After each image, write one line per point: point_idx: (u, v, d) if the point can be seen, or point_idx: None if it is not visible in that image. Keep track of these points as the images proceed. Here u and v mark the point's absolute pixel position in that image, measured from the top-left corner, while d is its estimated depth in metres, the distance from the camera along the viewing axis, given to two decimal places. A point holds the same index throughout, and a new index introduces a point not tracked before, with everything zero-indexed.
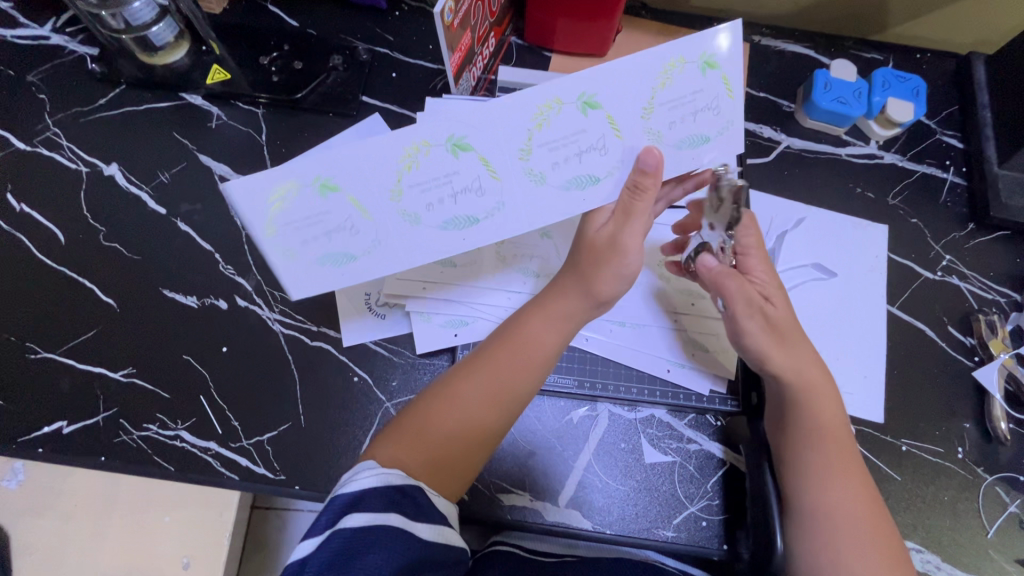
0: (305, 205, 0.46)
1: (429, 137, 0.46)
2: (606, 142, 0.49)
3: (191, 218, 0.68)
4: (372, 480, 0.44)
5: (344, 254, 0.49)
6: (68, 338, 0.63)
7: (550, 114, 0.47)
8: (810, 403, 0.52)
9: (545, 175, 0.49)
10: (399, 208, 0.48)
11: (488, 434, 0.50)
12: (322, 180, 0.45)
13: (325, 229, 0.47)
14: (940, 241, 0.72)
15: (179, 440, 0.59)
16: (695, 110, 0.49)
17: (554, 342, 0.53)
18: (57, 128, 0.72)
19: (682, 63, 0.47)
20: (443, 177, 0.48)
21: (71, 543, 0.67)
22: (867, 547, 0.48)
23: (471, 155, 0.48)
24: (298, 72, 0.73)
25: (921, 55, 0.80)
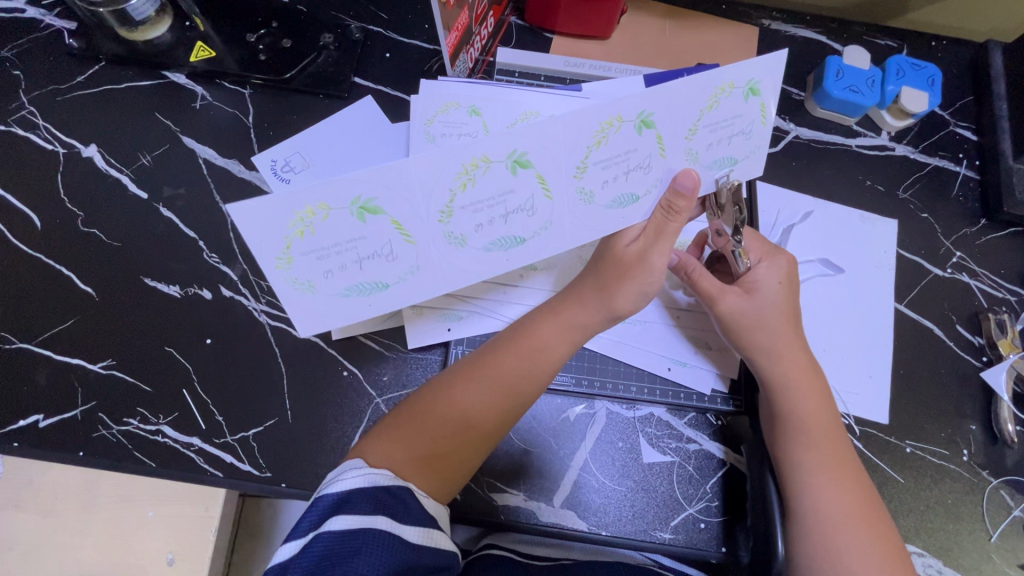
0: (340, 227, 0.45)
1: (488, 154, 0.44)
2: (652, 162, 0.49)
3: (174, 204, 0.65)
4: (360, 480, 0.43)
5: (372, 282, 0.49)
6: (45, 327, 0.61)
7: (608, 133, 0.45)
8: (795, 398, 0.52)
9: (593, 195, 0.50)
10: (446, 226, 0.48)
11: (488, 439, 0.49)
12: (359, 202, 0.44)
13: (353, 255, 0.47)
14: (950, 237, 0.70)
15: (161, 435, 0.57)
16: (728, 131, 0.49)
17: (564, 351, 0.52)
18: (33, 106, 0.68)
19: (730, 87, 0.47)
20: (499, 195, 0.47)
21: (53, 537, 0.66)
22: (864, 544, 0.46)
23: (530, 172, 0.46)
24: (287, 51, 0.70)
25: (936, 43, 0.77)
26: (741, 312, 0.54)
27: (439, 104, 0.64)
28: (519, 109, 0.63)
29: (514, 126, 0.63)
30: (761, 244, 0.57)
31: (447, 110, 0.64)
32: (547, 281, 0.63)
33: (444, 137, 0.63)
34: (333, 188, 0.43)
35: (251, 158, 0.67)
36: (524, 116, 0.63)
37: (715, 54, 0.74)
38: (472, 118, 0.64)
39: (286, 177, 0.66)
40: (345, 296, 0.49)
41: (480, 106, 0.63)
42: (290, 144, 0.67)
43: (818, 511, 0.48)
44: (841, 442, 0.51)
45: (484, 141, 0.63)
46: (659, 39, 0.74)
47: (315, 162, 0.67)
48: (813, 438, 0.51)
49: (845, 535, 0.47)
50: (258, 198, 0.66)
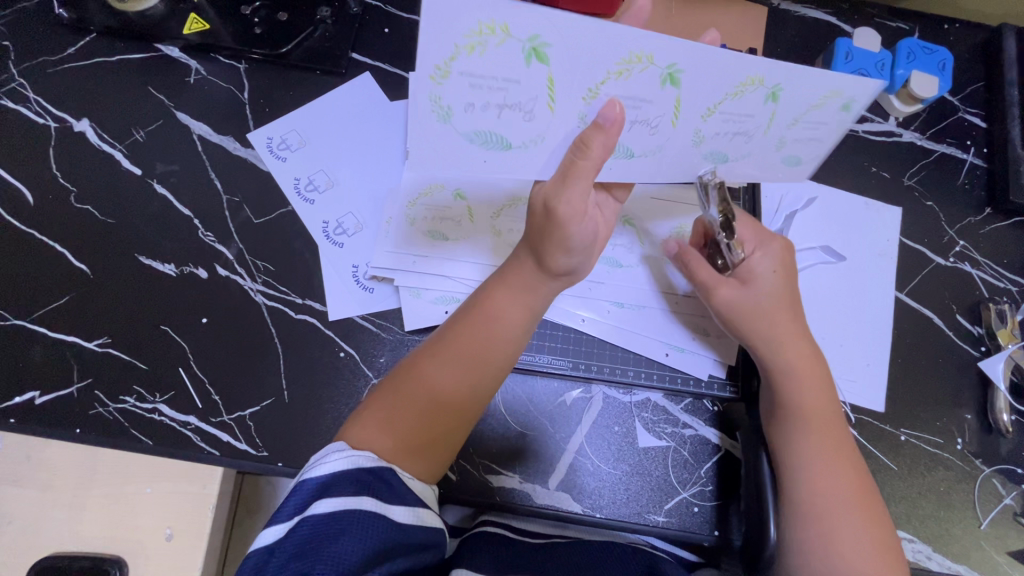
0: (498, 61, 0.38)
1: (655, 55, 0.38)
2: (753, 133, 0.46)
3: (168, 180, 0.64)
4: (341, 462, 0.42)
5: (500, 135, 0.43)
6: (39, 304, 0.60)
7: (744, 90, 0.42)
8: (797, 390, 0.52)
9: (705, 140, 0.46)
10: (581, 110, 0.42)
11: (466, 418, 0.50)
12: (535, 41, 0.37)
13: (497, 88, 0.40)
14: (954, 226, 0.69)
15: (158, 413, 0.57)
16: (815, 137, 0.46)
17: (518, 318, 0.52)
18: (22, 78, 0.67)
19: (838, 97, 0.43)
20: (637, 103, 0.42)
21: (50, 513, 0.66)
22: (856, 535, 0.47)
23: (673, 92, 0.41)
24: (283, 25, 0.68)
25: (949, 26, 0.75)
26: (737, 304, 0.55)
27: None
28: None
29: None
30: (752, 231, 0.57)
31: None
32: None
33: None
34: (524, 13, 0.35)
35: (246, 135, 0.66)
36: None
37: (722, 34, 0.72)
38: None
39: (282, 155, 0.65)
40: (467, 142, 0.43)
41: None
42: (286, 121, 0.66)
43: (811, 501, 0.48)
44: (842, 436, 0.51)
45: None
46: (665, 17, 0.72)
47: (311, 140, 0.66)
48: (811, 430, 0.51)
49: (838, 525, 0.47)
50: (252, 176, 0.65)
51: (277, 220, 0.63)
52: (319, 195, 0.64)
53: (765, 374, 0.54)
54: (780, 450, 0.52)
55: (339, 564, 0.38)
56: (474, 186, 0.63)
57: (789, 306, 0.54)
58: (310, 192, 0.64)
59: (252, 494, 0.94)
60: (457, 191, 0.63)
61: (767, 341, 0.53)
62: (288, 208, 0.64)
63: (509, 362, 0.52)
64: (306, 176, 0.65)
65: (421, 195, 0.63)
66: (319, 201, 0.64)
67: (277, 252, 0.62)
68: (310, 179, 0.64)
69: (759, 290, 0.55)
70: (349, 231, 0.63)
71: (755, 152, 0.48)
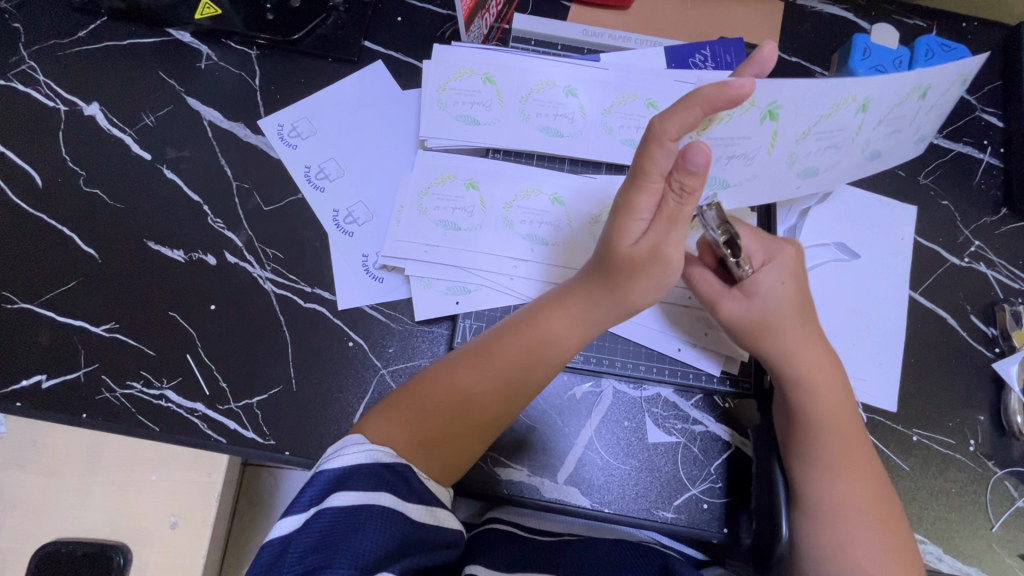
0: (741, 126, 0.45)
1: (855, 92, 0.45)
2: (895, 127, 0.50)
3: (178, 166, 0.64)
4: (359, 456, 0.42)
5: (720, 179, 0.51)
6: (48, 288, 0.60)
7: (840, 109, 0.46)
8: (812, 398, 0.50)
9: (799, 160, 0.51)
10: (794, 149, 0.50)
11: (497, 427, 0.49)
12: (773, 106, 0.44)
13: (732, 148, 0.47)
14: (969, 226, 0.68)
15: (164, 399, 0.57)
16: (897, 130, 0.50)
17: (570, 341, 0.50)
18: (33, 61, 0.66)
19: (920, 91, 0.47)
20: (836, 132, 0.49)
21: (55, 498, 0.65)
22: (874, 539, 0.47)
23: (863, 116, 0.47)
24: (295, 11, 0.67)
25: (967, 24, 0.74)
26: (742, 318, 0.52)
27: (453, 71, 0.64)
28: (537, 77, 0.64)
29: (528, 95, 0.63)
30: (760, 245, 0.54)
31: (460, 77, 0.64)
32: (556, 256, 0.60)
33: (456, 104, 0.63)
34: (767, 88, 0.43)
35: (257, 122, 0.65)
36: (540, 84, 0.63)
37: (738, 28, 0.72)
38: (486, 86, 0.64)
39: (293, 142, 0.64)
40: None
41: (494, 74, 0.63)
42: (297, 109, 0.66)
43: (824, 508, 0.48)
44: (856, 439, 0.50)
45: (497, 110, 0.63)
46: (679, 11, 0.72)
47: (323, 128, 0.65)
48: (824, 435, 0.50)
49: (851, 531, 0.47)
50: (263, 163, 0.64)
51: (289, 208, 0.63)
52: (331, 183, 0.63)
53: (779, 379, 0.52)
54: (793, 455, 0.51)
55: (356, 559, 0.37)
56: (486, 175, 0.63)
57: (804, 317, 0.52)
58: (320, 180, 0.63)
59: (255, 484, 0.93)
60: (469, 180, 0.62)
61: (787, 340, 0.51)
62: (298, 196, 0.63)
63: (547, 379, 0.51)
64: (317, 163, 0.64)
65: (433, 184, 0.62)
66: (329, 188, 0.63)
67: (286, 240, 0.62)
68: (320, 167, 0.64)
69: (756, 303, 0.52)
70: (359, 220, 0.62)
71: (899, 143, 0.52)
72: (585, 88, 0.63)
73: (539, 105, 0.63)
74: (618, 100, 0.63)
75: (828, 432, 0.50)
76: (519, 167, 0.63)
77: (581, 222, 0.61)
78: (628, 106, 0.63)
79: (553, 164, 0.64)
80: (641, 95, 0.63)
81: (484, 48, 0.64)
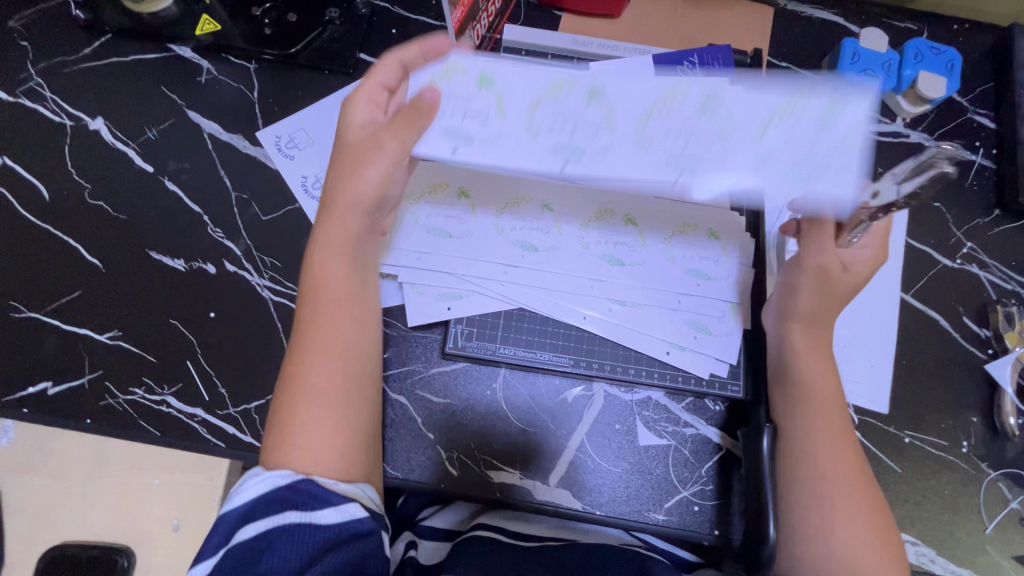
0: (570, 104, 0.48)
1: (680, 89, 0.47)
2: (763, 135, 0.47)
3: (179, 177, 0.66)
4: (259, 485, 0.44)
5: (575, 147, 0.48)
6: (54, 297, 0.62)
7: (672, 100, 0.47)
8: (805, 369, 0.53)
9: (652, 146, 0.48)
10: (639, 131, 0.48)
11: (337, 412, 0.47)
12: (595, 89, 0.48)
13: (569, 126, 0.48)
14: (961, 227, 0.68)
15: (166, 405, 0.58)
16: (792, 146, 0.47)
17: (336, 274, 0.51)
18: (40, 78, 0.68)
19: (725, 96, 0.47)
20: (683, 127, 0.47)
21: (62, 502, 0.67)
22: (857, 513, 0.48)
23: (606, 107, 0.48)
24: (292, 25, 0.69)
25: (958, 26, 0.74)
26: (826, 282, 0.55)
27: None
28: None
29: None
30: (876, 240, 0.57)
31: None
32: (546, 262, 0.62)
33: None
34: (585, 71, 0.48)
35: (255, 134, 0.67)
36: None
37: (727, 35, 0.73)
38: None
39: (290, 153, 0.66)
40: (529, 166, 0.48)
41: None
42: (294, 121, 0.67)
43: (814, 473, 0.49)
44: (843, 415, 0.52)
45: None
46: (669, 20, 0.73)
47: (319, 139, 0.67)
48: (812, 410, 0.52)
49: (835, 508, 0.48)
50: (261, 174, 0.66)
51: (286, 217, 0.64)
52: None
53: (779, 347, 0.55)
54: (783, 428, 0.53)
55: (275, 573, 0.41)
56: (480, 177, 0.64)
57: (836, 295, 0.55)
58: (317, 190, 0.65)
59: None
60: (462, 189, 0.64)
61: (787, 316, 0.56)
62: (295, 206, 0.65)
63: (350, 348, 0.50)
64: (313, 174, 0.66)
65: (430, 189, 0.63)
66: None
67: (284, 248, 0.63)
68: (316, 178, 0.65)
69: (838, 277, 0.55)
70: None
71: (808, 172, 0.47)
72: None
73: None
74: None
75: (817, 404, 0.52)
76: (508, 173, 0.64)
77: (571, 230, 0.63)
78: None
79: (543, 171, 0.65)
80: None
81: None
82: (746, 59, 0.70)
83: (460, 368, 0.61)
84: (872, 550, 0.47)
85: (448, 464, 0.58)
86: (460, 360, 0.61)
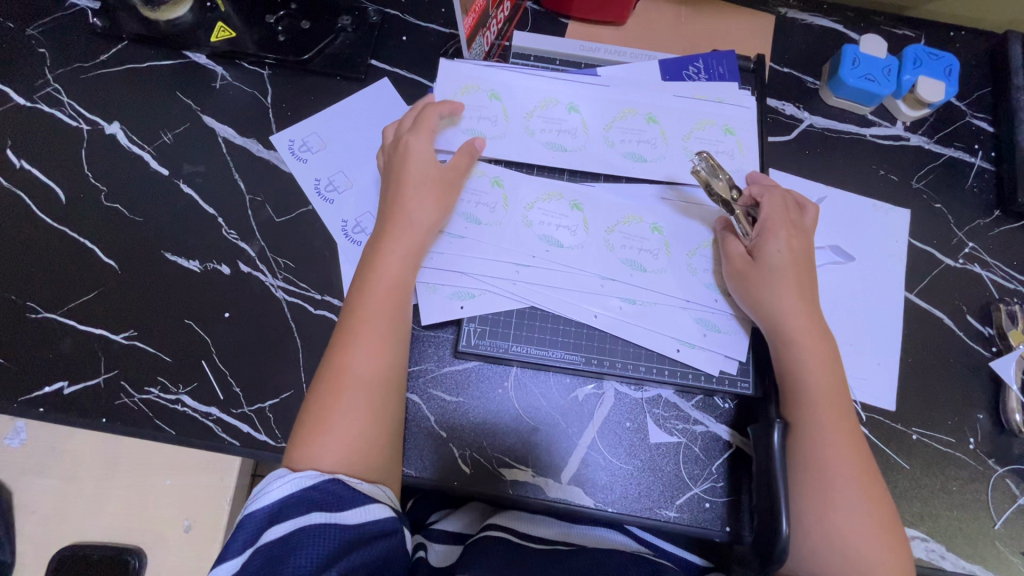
0: (557, 209, 0.64)
1: (637, 214, 0.65)
2: (660, 253, 0.64)
3: (194, 180, 0.67)
4: (285, 488, 0.45)
5: (554, 244, 0.63)
6: (70, 298, 0.62)
7: (632, 223, 0.65)
8: (808, 367, 0.54)
9: (615, 248, 0.64)
10: (606, 237, 0.64)
11: (376, 406, 0.50)
12: (576, 202, 0.65)
13: (555, 224, 0.64)
14: (963, 227, 0.69)
15: (181, 404, 0.59)
16: (632, 244, 0.64)
17: (402, 274, 0.56)
18: (57, 84, 0.70)
19: (559, 197, 0.65)
20: (638, 239, 0.64)
21: (73, 503, 0.67)
22: (857, 503, 0.50)
23: (501, 190, 0.65)
24: (305, 32, 0.70)
25: (955, 33, 0.76)
26: (739, 277, 0.59)
27: (459, 86, 0.66)
28: (541, 95, 0.67)
29: (532, 112, 0.66)
30: (776, 219, 0.59)
31: (466, 92, 0.66)
32: (568, 258, 0.63)
33: (465, 118, 0.65)
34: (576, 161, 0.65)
35: (269, 138, 0.68)
36: (543, 102, 0.67)
37: (730, 42, 0.74)
38: (492, 101, 0.67)
39: (303, 156, 0.67)
40: (538, 242, 0.63)
41: (499, 91, 0.66)
42: (307, 125, 0.68)
43: (817, 466, 0.51)
44: (846, 409, 0.53)
45: (503, 125, 0.66)
46: (673, 27, 0.75)
47: (331, 142, 0.68)
48: (818, 406, 0.53)
49: (838, 499, 0.50)
50: (275, 177, 0.67)
51: (299, 219, 0.65)
52: (339, 195, 0.66)
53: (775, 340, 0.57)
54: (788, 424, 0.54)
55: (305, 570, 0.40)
56: (513, 175, 0.65)
57: (806, 287, 0.57)
58: (330, 192, 0.66)
59: None
60: (494, 179, 0.65)
61: (770, 306, 0.57)
62: (308, 208, 0.66)
63: (399, 349, 0.54)
64: (326, 176, 0.67)
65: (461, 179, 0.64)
66: (338, 200, 0.66)
67: (297, 249, 0.64)
68: (329, 180, 0.66)
69: (748, 269, 0.59)
70: (367, 230, 0.65)
71: (626, 267, 0.63)
72: (587, 105, 0.67)
73: (543, 121, 0.66)
74: (618, 117, 0.67)
75: (819, 399, 0.53)
76: (531, 179, 0.65)
77: (597, 230, 0.64)
78: (629, 121, 0.67)
79: (553, 175, 0.66)
80: (640, 111, 0.67)
81: (490, 67, 0.67)
82: (749, 64, 0.71)
83: (472, 366, 0.61)
84: (869, 539, 0.49)
85: (461, 461, 0.59)
86: (473, 358, 0.61)
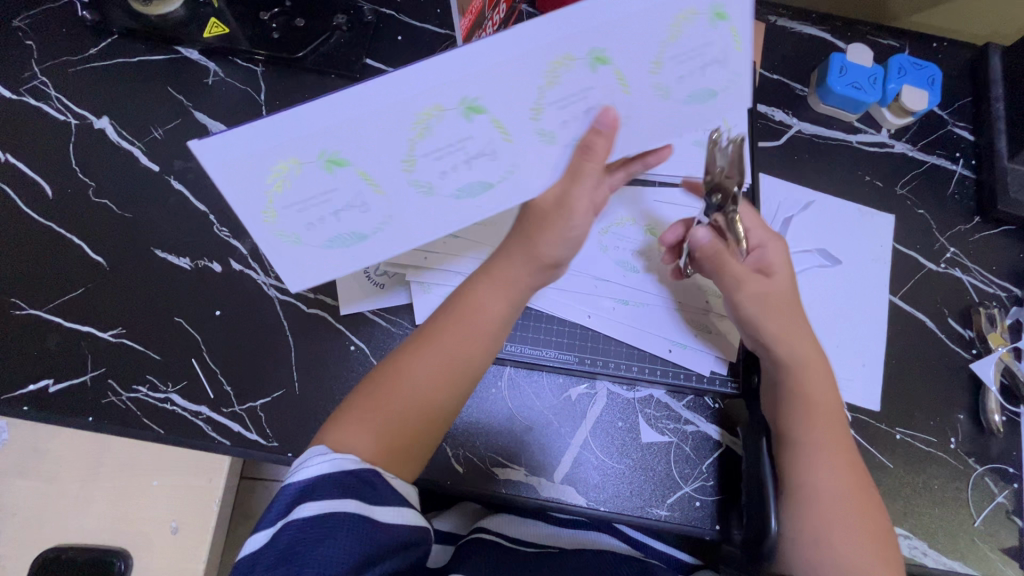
0: None
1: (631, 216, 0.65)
2: (652, 254, 0.64)
3: (185, 177, 0.66)
4: (324, 466, 0.42)
5: None
6: (56, 295, 0.61)
7: (625, 224, 0.65)
8: (794, 381, 0.52)
9: (609, 250, 0.64)
10: (600, 238, 0.64)
11: (420, 418, 0.47)
12: None
13: None
14: (945, 233, 0.71)
15: (170, 403, 0.58)
16: (624, 246, 0.65)
17: (500, 310, 0.50)
18: (45, 77, 0.69)
19: None
20: (630, 240, 0.65)
21: (56, 504, 0.66)
22: (850, 527, 0.47)
23: None
24: (298, 29, 0.70)
25: (937, 44, 0.78)
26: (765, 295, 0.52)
27: (268, 169, 0.39)
28: (410, 112, 0.39)
29: (412, 153, 0.42)
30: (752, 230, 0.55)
31: (287, 172, 0.40)
32: None
33: (309, 211, 0.44)
34: None
35: None
36: (420, 121, 0.39)
37: None
38: (334, 168, 0.41)
39: None
40: None
41: (327, 150, 0.39)
42: None
43: (804, 487, 0.49)
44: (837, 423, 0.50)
45: (379, 197, 0.45)
46: None
47: None
48: (801, 420, 0.50)
49: (826, 523, 0.47)
50: None
51: None
52: None
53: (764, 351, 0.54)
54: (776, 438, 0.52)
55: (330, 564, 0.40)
56: None
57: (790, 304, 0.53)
58: None
59: (254, 493, 0.94)
60: None
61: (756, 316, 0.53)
62: None
63: (461, 380, 0.48)
64: None
65: None
66: None
67: None
68: None
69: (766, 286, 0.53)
70: None
71: (619, 267, 0.64)
72: (491, 96, 0.39)
73: (434, 153, 0.42)
74: (418, 131, 0.40)
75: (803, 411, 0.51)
76: None
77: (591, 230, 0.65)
78: (565, 79, 0.40)
79: None
80: (579, 54, 0.39)
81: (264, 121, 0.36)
82: None
83: None
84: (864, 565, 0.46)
85: (454, 460, 0.59)
86: None
